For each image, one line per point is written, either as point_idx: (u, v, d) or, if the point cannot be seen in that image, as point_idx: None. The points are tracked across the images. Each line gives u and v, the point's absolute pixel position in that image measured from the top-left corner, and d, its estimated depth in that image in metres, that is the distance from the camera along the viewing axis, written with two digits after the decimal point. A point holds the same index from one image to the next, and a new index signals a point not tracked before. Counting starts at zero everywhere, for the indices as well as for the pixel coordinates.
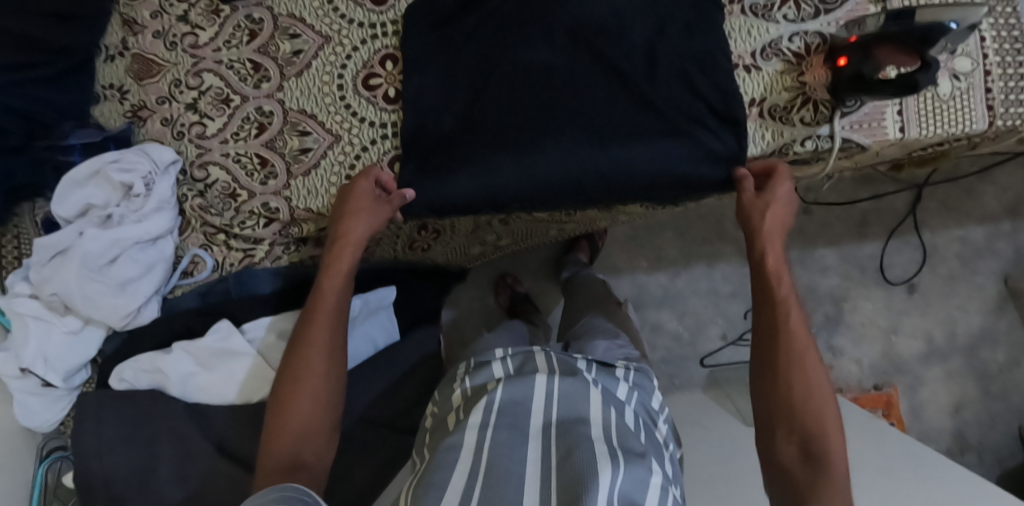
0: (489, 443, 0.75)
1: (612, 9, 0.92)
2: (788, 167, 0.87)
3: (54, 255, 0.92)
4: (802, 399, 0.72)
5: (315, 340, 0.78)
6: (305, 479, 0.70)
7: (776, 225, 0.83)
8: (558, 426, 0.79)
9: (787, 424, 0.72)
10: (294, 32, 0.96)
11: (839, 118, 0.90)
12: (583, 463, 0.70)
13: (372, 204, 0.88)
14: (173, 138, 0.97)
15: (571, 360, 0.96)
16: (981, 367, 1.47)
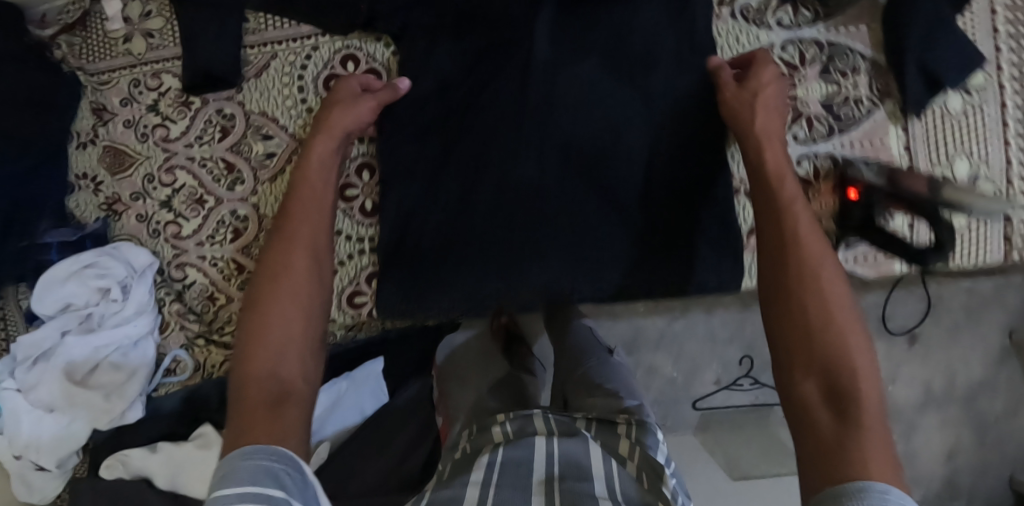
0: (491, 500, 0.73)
1: (607, 126, 0.88)
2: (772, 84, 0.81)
3: (39, 355, 0.93)
4: (818, 321, 0.66)
5: (296, 263, 0.75)
6: (296, 407, 0.65)
7: (807, 226, 0.72)
8: (564, 479, 0.77)
9: (801, 349, 0.66)
10: (267, 133, 0.90)
11: (843, 251, 0.83)
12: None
13: (353, 100, 0.86)
14: (150, 236, 0.95)
15: (569, 420, 0.92)
16: (979, 416, 1.37)
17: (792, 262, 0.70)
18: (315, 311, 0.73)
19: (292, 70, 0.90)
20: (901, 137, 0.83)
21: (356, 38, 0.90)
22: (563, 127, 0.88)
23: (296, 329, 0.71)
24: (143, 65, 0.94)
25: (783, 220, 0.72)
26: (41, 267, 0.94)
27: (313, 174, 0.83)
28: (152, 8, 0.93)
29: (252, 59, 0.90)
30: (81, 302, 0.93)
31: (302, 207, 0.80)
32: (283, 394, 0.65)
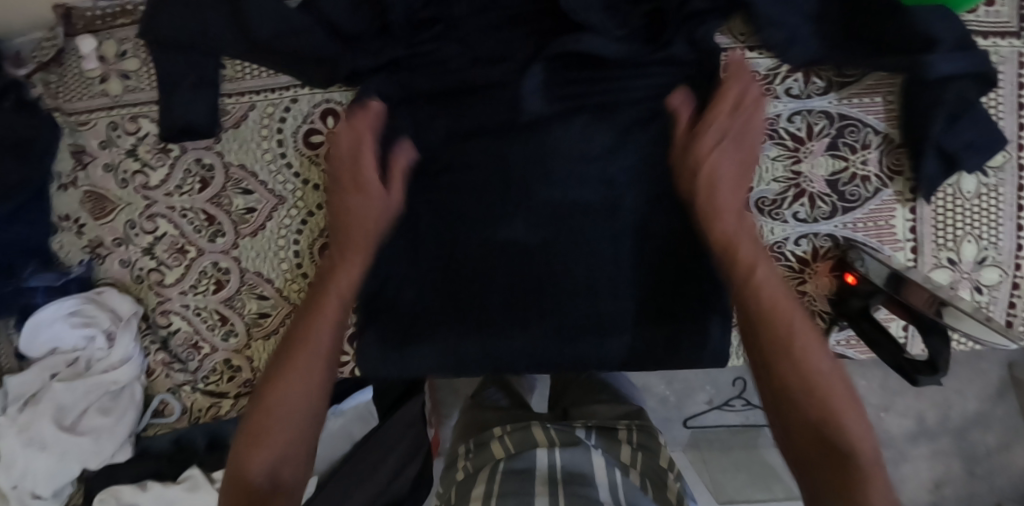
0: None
1: (600, 184, 0.84)
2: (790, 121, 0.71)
3: (29, 395, 0.95)
4: (802, 381, 0.65)
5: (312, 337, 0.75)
6: (286, 503, 0.67)
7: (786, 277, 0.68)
8: (565, 490, 0.80)
9: (796, 389, 0.64)
10: (247, 187, 0.87)
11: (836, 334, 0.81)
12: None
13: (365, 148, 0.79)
14: (133, 281, 0.94)
15: (570, 430, 0.93)
16: (969, 448, 1.35)
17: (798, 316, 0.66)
18: (311, 401, 0.73)
19: (271, 123, 0.86)
20: (908, 218, 0.79)
21: (337, 90, 0.85)
22: (554, 192, 0.84)
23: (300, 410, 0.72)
24: (120, 108, 0.91)
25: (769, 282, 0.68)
26: (27, 309, 0.95)
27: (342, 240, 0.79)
28: (128, 48, 0.89)
29: (229, 108, 0.87)
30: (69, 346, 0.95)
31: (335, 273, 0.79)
32: (275, 493, 0.68)
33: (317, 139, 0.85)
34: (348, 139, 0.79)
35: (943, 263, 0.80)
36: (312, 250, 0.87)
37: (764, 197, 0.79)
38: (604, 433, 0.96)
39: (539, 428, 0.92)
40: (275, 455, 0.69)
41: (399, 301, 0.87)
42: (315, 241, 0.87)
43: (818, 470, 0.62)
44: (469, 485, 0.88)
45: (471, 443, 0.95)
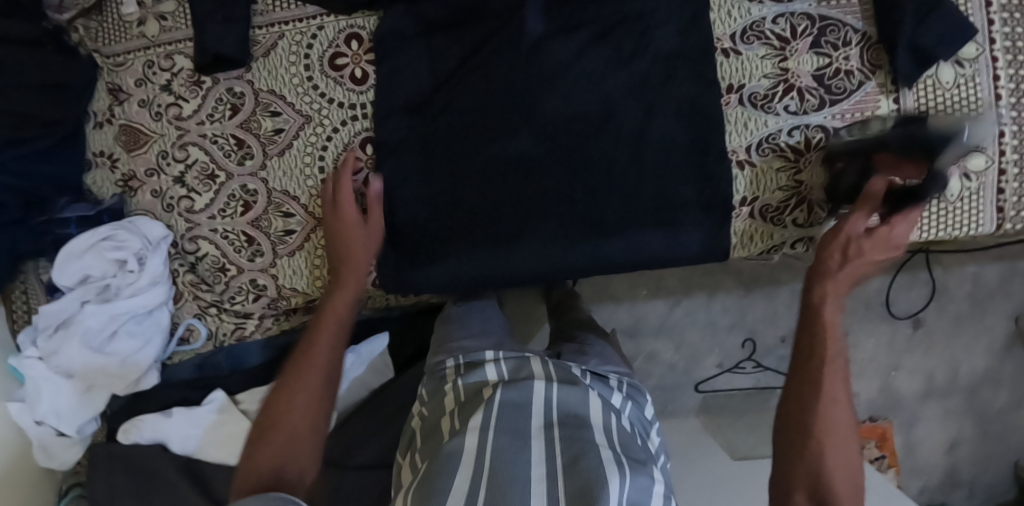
0: (490, 442, 0.73)
1: (601, 94, 0.85)
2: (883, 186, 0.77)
3: (58, 323, 0.97)
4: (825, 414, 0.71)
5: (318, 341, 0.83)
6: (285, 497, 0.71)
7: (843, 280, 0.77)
8: (563, 428, 0.78)
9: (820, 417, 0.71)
10: (276, 110, 0.94)
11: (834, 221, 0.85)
12: (591, 475, 0.68)
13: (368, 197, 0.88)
14: (164, 211, 0.99)
15: (567, 368, 0.90)
16: (982, 407, 1.41)
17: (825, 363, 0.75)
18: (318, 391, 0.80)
19: (299, 50, 0.92)
20: (893, 109, 0.85)
21: (361, 17, 0.91)
22: (556, 101, 0.86)
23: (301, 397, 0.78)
24: (157, 46, 0.98)
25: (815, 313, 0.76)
26: (59, 241, 0.98)
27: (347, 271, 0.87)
28: None
29: (259, 39, 0.94)
30: (98, 273, 0.97)
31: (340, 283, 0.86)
32: (283, 485, 0.72)
33: (342, 62, 0.92)
34: (342, 205, 0.88)
35: None
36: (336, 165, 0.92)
37: (756, 92, 0.85)
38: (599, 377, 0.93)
39: (535, 363, 0.89)
40: (280, 461, 0.74)
41: (405, 219, 0.91)
42: (339, 156, 0.92)
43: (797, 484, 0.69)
44: (466, 409, 0.82)
45: (462, 359, 0.92)
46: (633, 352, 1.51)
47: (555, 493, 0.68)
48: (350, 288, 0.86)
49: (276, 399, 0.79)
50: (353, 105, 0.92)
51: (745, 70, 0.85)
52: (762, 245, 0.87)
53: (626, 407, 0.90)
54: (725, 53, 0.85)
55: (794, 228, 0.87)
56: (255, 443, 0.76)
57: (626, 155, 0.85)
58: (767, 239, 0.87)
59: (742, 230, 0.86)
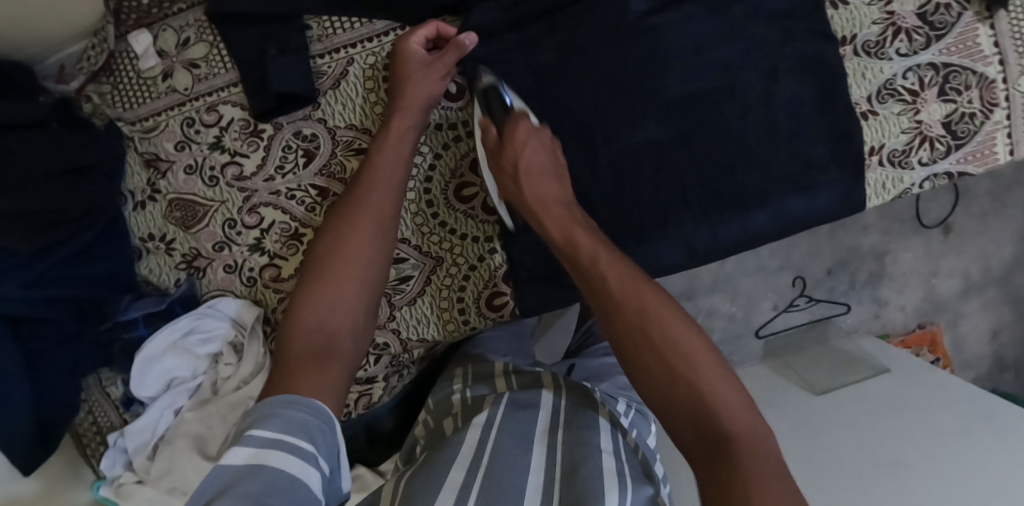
0: (491, 443, 0.71)
1: (721, 69, 0.82)
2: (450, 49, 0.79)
3: (155, 438, 0.86)
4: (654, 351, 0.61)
5: (360, 224, 0.76)
6: (332, 367, 0.68)
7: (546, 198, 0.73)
8: (568, 433, 0.76)
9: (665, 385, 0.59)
10: (361, 146, 0.83)
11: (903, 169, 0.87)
12: (589, 485, 0.66)
13: (422, 68, 0.77)
14: (244, 286, 0.86)
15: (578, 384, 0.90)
16: (1015, 293, 1.52)
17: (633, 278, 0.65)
18: (365, 275, 0.75)
19: (375, 74, 0.82)
20: (990, 34, 0.84)
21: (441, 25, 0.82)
22: (675, 83, 0.82)
23: (352, 296, 0.74)
24: (194, 100, 0.83)
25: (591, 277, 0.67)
26: (128, 349, 0.86)
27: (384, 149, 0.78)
28: (190, 34, 0.82)
29: (324, 69, 0.82)
30: (187, 373, 0.86)
31: (373, 176, 0.78)
32: (329, 350, 0.69)
33: None
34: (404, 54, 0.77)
35: None
36: (446, 195, 0.83)
37: (868, 41, 0.84)
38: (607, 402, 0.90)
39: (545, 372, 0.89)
40: (324, 313, 0.72)
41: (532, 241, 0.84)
42: (448, 184, 0.83)
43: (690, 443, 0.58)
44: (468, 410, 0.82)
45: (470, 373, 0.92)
46: (692, 313, 1.47)
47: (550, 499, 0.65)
48: (386, 162, 0.78)
49: (330, 247, 0.75)
50: (453, 124, 0.83)
51: (855, 20, 0.84)
52: (894, 191, 0.87)
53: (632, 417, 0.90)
54: (835, 5, 0.83)
55: (920, 169, 0.87)
56: (305, 285, 0.73)
57: (750, 129, 0.83)
58: (898, 185, 0.87)
59: (876, 181, 0.86)
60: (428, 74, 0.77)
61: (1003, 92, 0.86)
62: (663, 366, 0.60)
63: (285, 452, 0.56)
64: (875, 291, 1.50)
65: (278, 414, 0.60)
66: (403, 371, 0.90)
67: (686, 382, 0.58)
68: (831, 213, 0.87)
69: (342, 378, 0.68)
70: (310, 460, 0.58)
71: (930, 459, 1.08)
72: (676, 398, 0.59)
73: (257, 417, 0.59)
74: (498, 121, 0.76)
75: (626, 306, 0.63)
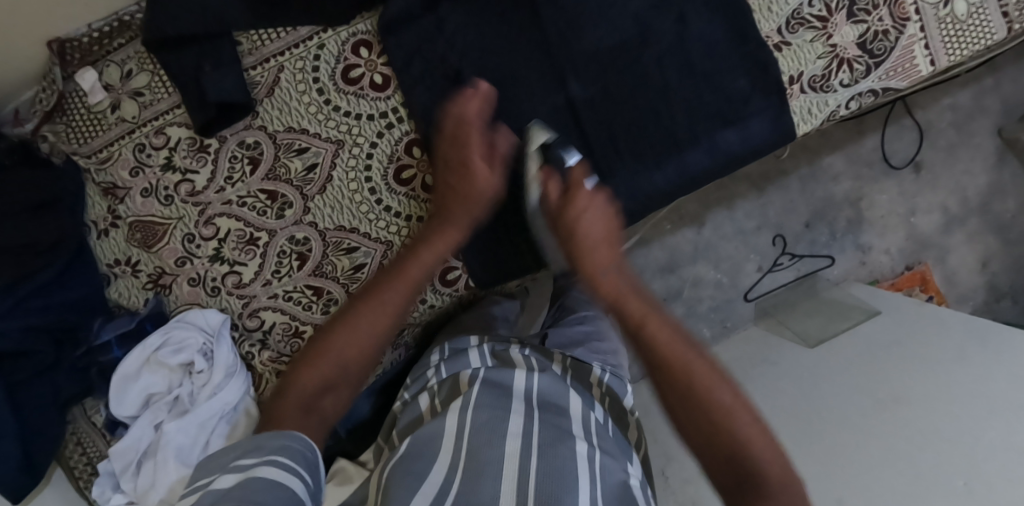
0: (469, 425, 0.73)
1: (633, 19, 0.85)
2: (503, 145, 0.83)
3: (138, 457, 0.86)
4: (713, 411, 0.70)
5: (391, 286, 0.79)
6: (335, 402, 0.74)
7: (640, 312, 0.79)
8: (542, 412, 0.77)
9: (726, 460, 0.68)
10: (301, 146, 0.86)
11: (835, 91, 0.89)
12: (566, 462, 0.67)
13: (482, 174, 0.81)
14: (209, 296, 0.90)
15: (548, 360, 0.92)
16: (997, 220, 1.52)
17: (696, 396, 0.71)
18: (393, 321, 0.78)
19: (305, 76, 0.85)
20: None
21: (361, 20, 0.84)
22: (590, 41, 0.84)
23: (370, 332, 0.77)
24: (142, 126, 0.88)
25: (658, 343, 0.76)
26: (107, 370, 0.88)
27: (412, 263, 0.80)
28: (132, 66, 0.87)
29: (258, 79, 0.86)
30: (163, 388, 0.88)
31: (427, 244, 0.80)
32: (331, 387, 0.74)
33: (356, 73, 0.85)
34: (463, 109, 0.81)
35: None
36: (387, 180, 0.86)
37: None
38: (580, 366, 0.94)
39: (517, 353, 0.90)
40: (344, 355, 0.75)
41: None
42: (387, 169, 0.86)
43: (720, 473, 0.68)
44: (445, 400, 0.83)
45: (447, 351, 0.94)
46: (678, 285, 1.52)
47: (528, 468, 0.66)
48: (428, 256, 0.80)
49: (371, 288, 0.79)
50: (383, 113, 0.85)
51: None
52: (821, 116, 0.90)
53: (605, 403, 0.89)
54: None
55: (844, 90, 0.89)
56: (341, 314, 0.78)
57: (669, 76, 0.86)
58: (824, 109, 0.89)
59: (800, 109, 0.89)
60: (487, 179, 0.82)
61: (912, 5, 0.89)
62: (710, 424, 0.70)
63: (264, 465, 0.59)
64: (856, 238, 1.51)
65: (259, 445, 0.63)
66: None
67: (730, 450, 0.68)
68: (764, 140, 0.89)
69: (334, 414, 0.73)
70: (291, 471, 0.61)
71: (915, 379, 1.03)
72: (707, 420, 0.70)
73: (238, 452, 0.63)
74: (561, 181, 0.83)
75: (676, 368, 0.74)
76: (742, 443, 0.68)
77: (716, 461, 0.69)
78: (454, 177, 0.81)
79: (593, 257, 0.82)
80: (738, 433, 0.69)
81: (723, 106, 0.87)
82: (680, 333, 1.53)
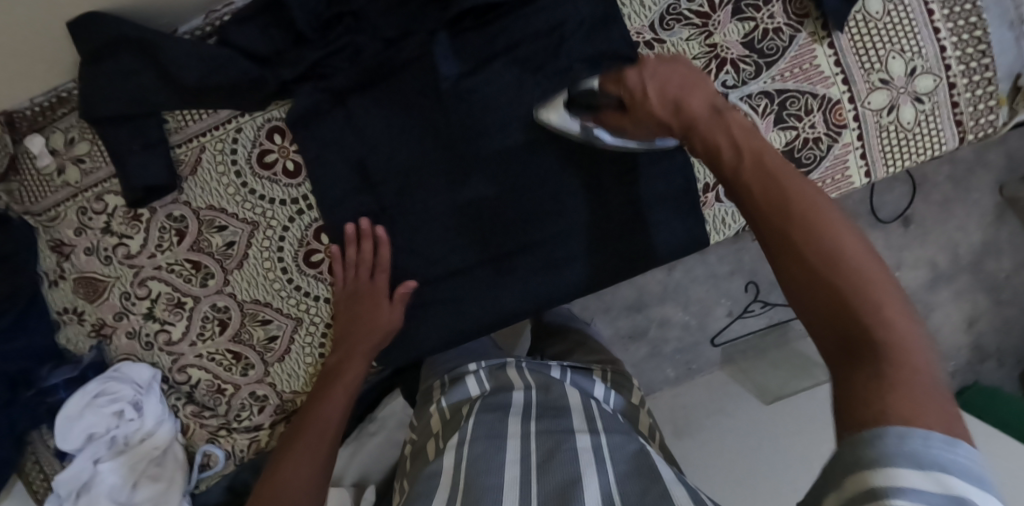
0: (467, 450, 0.76)
1: (539, 117, 0.84)
2: (388, 253, 0.87)
3: (76, 489, 0.96)
4: (827, 262, 0.51)
5: (314, 416, 0.87)
6: None
7: (770, 173, 0.59)
8: (541, 424, 0.81)
9: (830, 305, 0.50)
10: (221, 224, 0.91)
11: None
12: (567, 467, 0.70)
13: (369, 309, 0.88)
14: (144, 349, 0.98)
15: (544, 370, 0.97)
16: (990, 279, 1.42)
17: (778, 213, 0.56)
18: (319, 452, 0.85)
19: (224, 158, 0.89)
20: (830, 54, 0.82)
21: (275, 108, 0.87)
22: (495, 141, 0.85)
23: (306, 471, 0.83)
24: (84, 191, 0.95)
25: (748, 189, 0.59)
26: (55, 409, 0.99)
27: (329, 404, 0.88)
28: (74, 134, 0.93)
29: (183, 158, 0.90)
30: (102, 429, 0.95)
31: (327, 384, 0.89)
32: None
33: (270, 158, 0.88)
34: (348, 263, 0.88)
35: (877, 86, 0.83)
36: (297, 262, 0.90)
37: None
38: (579, 372, 1.01)
39: (512, 370, 0.95)
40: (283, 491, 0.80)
41: None
42: (298, 252, 0.90)
43: (809, 294, 0.52)
44: (451, 424, 0.87)
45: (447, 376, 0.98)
46: (645, 324, 1.52)
47: (527, 488, 0.68)
48: (336, 399, 0.88)
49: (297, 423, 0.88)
50: (294, 199, 0.89)
51: None
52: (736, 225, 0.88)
53: (608, 395, 0.96)
54: (649, 46, 0.83)
55: None
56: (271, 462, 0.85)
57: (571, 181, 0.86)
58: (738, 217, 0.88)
59: (712, 217, 0.89)
60: (377, 309, 0.88)
61: (850, 112, 0.83)
62: (799, 262, 0.53)
63: None
64: None
65: None
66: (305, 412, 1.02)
67: (780, 226, 0.55)
68: (670, 242, 0.88)
69: None
70: None
71: None
72: (832, 294, 0.50)
73: None
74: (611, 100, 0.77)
75: (746, 163, 0.61)
76: (857, 270, 0.50)
77: (792, 282, 0.53)
78: (350, 325, 0.89)
79: (699, 93, 0.69)
80: (828, 245, 0.52)
81: (625, 209, 0.87)
82: (644, 371, 1.52)
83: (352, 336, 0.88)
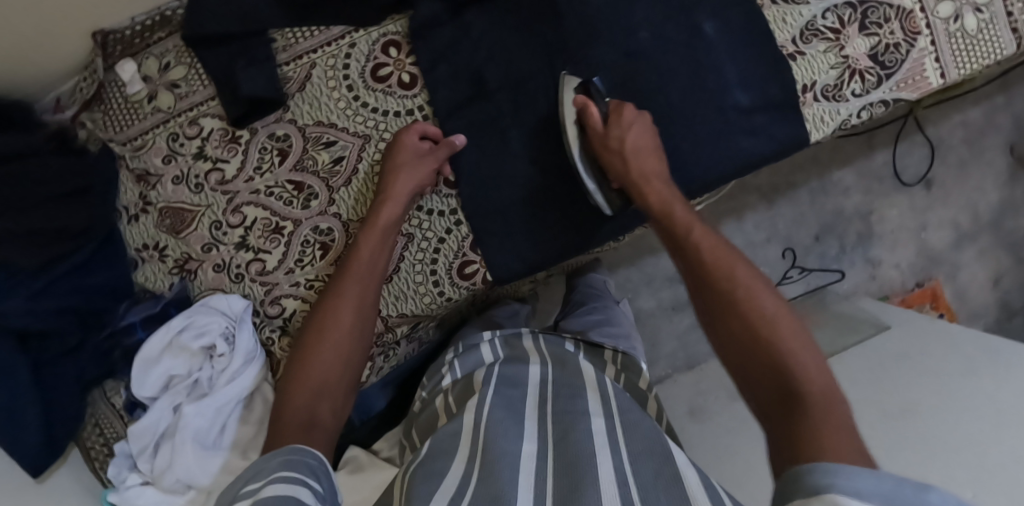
0: (484, 419, 0.67)
1: (650, 23, 0.88)
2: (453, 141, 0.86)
3: (156, 437, 0.87)
4: (758, 353, 0.59)
5: (347, 291, 0.80)
6: (321, 435, 0.70)
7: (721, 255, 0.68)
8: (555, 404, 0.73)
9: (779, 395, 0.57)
10: (329, 140, 0.90)
11: (852, 99, 0.92)
12: (581, 448, 0.61)
13: (415, 157, 0.85)
14: (233, 282, 0.92)
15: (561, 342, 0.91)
16: (1011, 237, 1.51)
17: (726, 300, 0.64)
18: (344, 342, 0.77)
19: (335, 73, 0.89)
20: None
21: (391, 22, 0.89)
22: (610, 46, 0.87)
23: (334, 364, 0.76)
24: (177, 117, 0.91)
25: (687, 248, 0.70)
26: (130, 353, 0.91)
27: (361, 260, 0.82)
28: (170, 59, 0.90)
29: (290, 75, 0.89)
30: (183, 372, 0.88)
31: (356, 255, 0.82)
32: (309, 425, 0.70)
33: (385, 71, 0.89)
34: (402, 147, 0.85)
35: None
36: None
37: None
38: (591, 352, 0.94)
39: (528, 342, 0.91)
40: (313, 396, 0.73)
41: (483, 211, 0.90)
42: None
43: (761, 383, 0.58)
44: (461, 395, 0.80)
45: (462, 346, 0.94)
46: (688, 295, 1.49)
47: (545, 462, 0.61)
48: (363, 275, 0.81)
49: (329, 297, 0.80)
50: (409, 110, 0.90)
51: None
52: (833, 124, 0.93)
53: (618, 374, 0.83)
54: None
55: (855, 99, 0.92)
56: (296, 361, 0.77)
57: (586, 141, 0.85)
58: (836, 117, 0.92)
59: (812, 117, 0.92)
60: (416, 166, 0.84)
61: (923, 20, 0.91)
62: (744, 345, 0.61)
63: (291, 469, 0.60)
64: (866, 252, 1.46)
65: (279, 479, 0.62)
66: (388, 351, 0.97)
67: (729, 298, 0.64)
68: (777, 142, 0.92)
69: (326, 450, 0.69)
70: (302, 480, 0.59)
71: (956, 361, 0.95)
72: (759, 364, 0.59)
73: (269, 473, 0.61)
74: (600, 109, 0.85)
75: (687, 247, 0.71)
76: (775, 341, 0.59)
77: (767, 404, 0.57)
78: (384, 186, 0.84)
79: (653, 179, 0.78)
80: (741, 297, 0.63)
81: (721, 119, 0.90)
82: (689, 344, 1.49)
83: (393, 202, 0.84)
